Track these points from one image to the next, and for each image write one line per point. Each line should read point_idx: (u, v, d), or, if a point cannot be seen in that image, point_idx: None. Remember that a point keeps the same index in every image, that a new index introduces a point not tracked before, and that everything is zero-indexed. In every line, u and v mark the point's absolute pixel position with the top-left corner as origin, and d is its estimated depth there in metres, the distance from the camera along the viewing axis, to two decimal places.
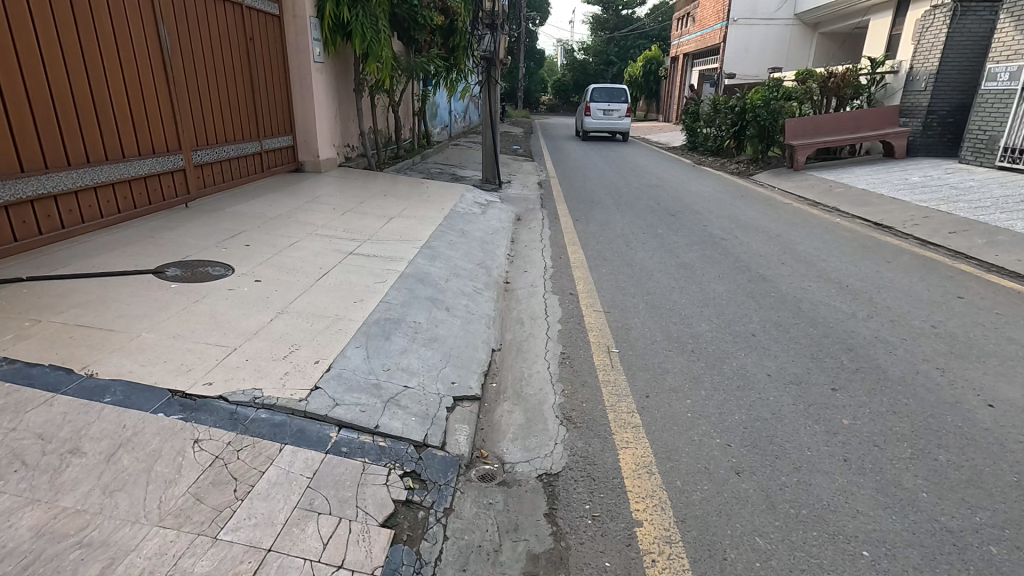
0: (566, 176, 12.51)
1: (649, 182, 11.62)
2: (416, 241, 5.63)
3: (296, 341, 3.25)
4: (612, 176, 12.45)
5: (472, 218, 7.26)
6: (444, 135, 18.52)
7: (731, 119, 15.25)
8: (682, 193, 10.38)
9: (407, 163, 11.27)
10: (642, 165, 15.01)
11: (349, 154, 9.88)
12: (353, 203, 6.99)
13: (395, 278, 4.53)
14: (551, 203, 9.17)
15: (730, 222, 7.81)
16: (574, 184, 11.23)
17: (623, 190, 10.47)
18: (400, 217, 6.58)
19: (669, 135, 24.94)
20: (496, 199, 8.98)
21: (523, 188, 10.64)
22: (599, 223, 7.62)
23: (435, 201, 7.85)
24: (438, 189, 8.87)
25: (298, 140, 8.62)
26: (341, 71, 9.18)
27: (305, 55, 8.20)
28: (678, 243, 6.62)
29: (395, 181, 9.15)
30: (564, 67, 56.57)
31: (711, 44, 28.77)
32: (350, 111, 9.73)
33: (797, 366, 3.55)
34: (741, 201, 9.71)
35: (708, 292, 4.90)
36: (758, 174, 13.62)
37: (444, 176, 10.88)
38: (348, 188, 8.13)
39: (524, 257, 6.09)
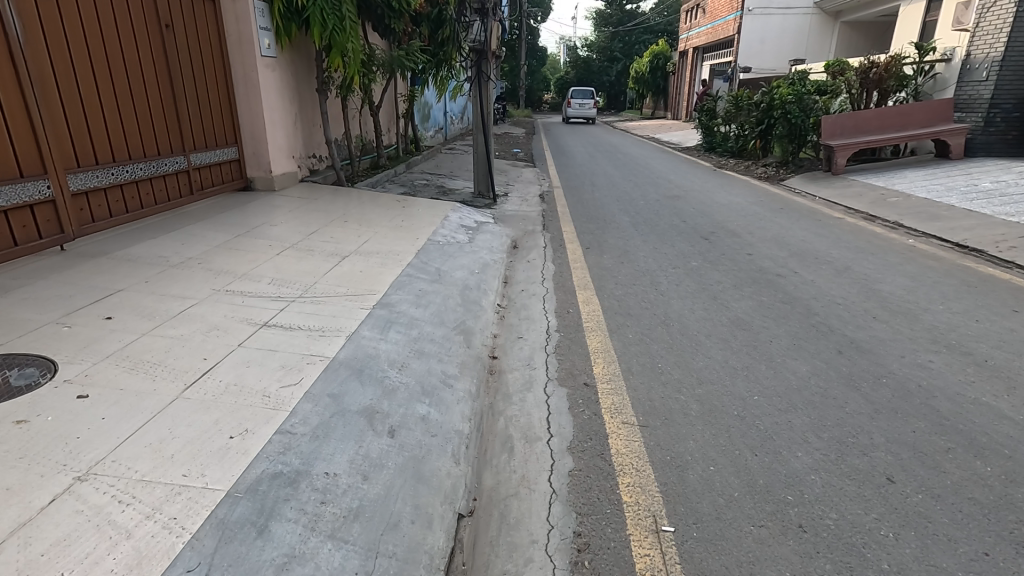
0: (573, 184, 10.93)
1: (670, 192, 10.02)
2: (369, 296, 4.07)
3: (68, 564, 1.73)
4: (624, 184, 10.86)
5: (455, 251, 5.72)
6: (437, 139, 16.98)
7: (756, 116, 13.62)
8: (711, 206, 8.77)
9: (387, 175, 9.72)
10: (657, 169, 13.39)
11: (315, 165, 8.35)
12: (301, 233, 5.45)
13: (319, 373, 2.97)
14: (556, 222, 7.62)
15: (781, 248, 6.23)
16: (581, 195, 9.65)
17: (640, 203, 8.89)
18: (357, 253, 5.03)
19: (681, 135, 23.30)
20: (488, 220, 7.44)
21: (523, 202, 9.07)
22: (615, 252, 6.07)
23: (410, 226, 6.30)
24: (417, 207, 7.36)
25: (246, 152, 7.06)
26: (299, 66, 7.62)
27: (249, 46, 6.64)
28: (721, 282, 5.07)
29: (367, 198, 7.61)
30: (567, 64, 54.81)
31: (723, 36, 27.06)
32: (314, 114, 8.19)
33: (998, 565, 1.99)
34: (783, 215, 8.11)
35: (786, 375, 3.37)
36: (790, 179, 12.01)
37: (430, 189, 9.33)
38: (305, 209, 6.61)
39: (518, 309, 4.56)
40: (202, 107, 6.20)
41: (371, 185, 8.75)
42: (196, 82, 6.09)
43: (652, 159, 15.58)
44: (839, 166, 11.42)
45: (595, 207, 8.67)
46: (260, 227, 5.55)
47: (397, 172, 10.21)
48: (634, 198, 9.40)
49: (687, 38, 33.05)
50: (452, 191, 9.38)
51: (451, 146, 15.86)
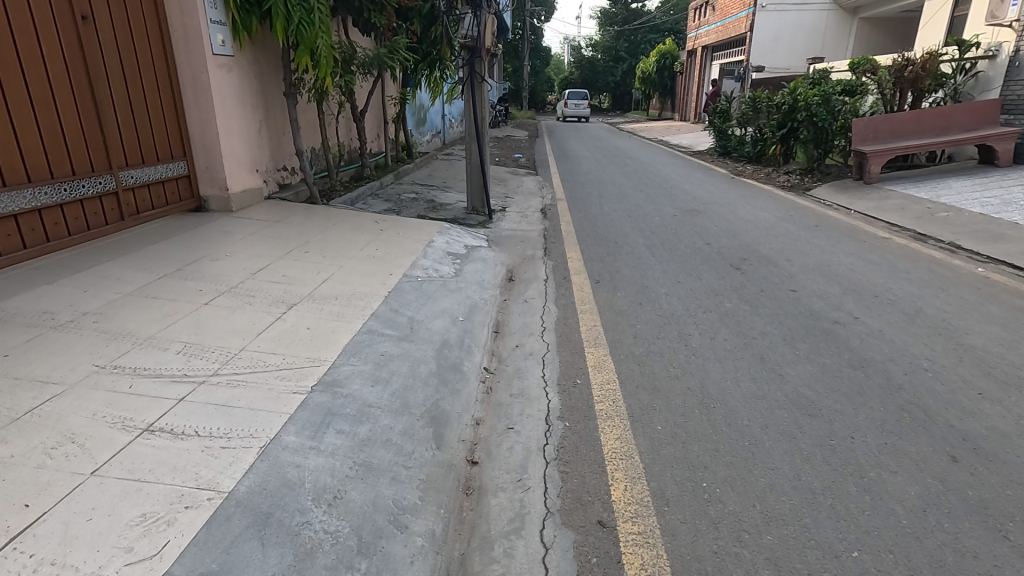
0: (578, 195, 9.90)
1: (688, 206, 8.96)
2: (311, 371, 3.07)
3: None
4: (635, 195, 9.84)
5: (438, 288, 4.71)
6: (433, 144, 16.01)
7: (777, 119, 12.56)
8: (736, 223, 7.73)
9: (371, 187, 8.72)
10: (670, 177, 12.35)
11: (286, 179, 7.35)
12: (247, 270, 4.44)
13: (197, 530, 1.96)
14: (560, 244, 6.59)
15: (829, 281, 5.20)
16: (587, 210, 8.62)
17: (655, 220, 7.88)
18: (310, 300, 4.02)
19: (691, 138, 22.23)
20: (481, 243, 6.43)
21: (522, 218, 8.04)
22: (632, 287, 5.04)
23: (386, 254, 5.29)
24: (399, 228, 6.36)
25: (198, 167, 6.06)
26: (262, 66, 6.62)
27: (196, 43, 5.64)
28: (768, 334, 4.04)
29: (343, 218, 6.61)
30: (571, 65, 53.75)
31: (734, 34, 25.97)
32: (283, 121, 7.18)
33: None
34: (820, 235, 7.08)
35: (888, 504, 2.35)
36: (816, 188, 10.95)
37: (418, 204, 8.32)
38: (266, 229, 5.63)
39: (511, 376, 3.54)
40: (135, 116, 5.21)
41: (351, 202, 7.74)
42: (128, 86, 5.12)
43: (663, 165, 14.53)
44: (873, 175, 10.33)
45: (604, 225, 7.63)
46: (199, 261, 4.55)
47: (383, 184, 9.21)
48: (650, 213, 8.37)
49: (696, 37, 31.94)
50: (445, 206, 8.37)
51: (449, 152, 14.88)
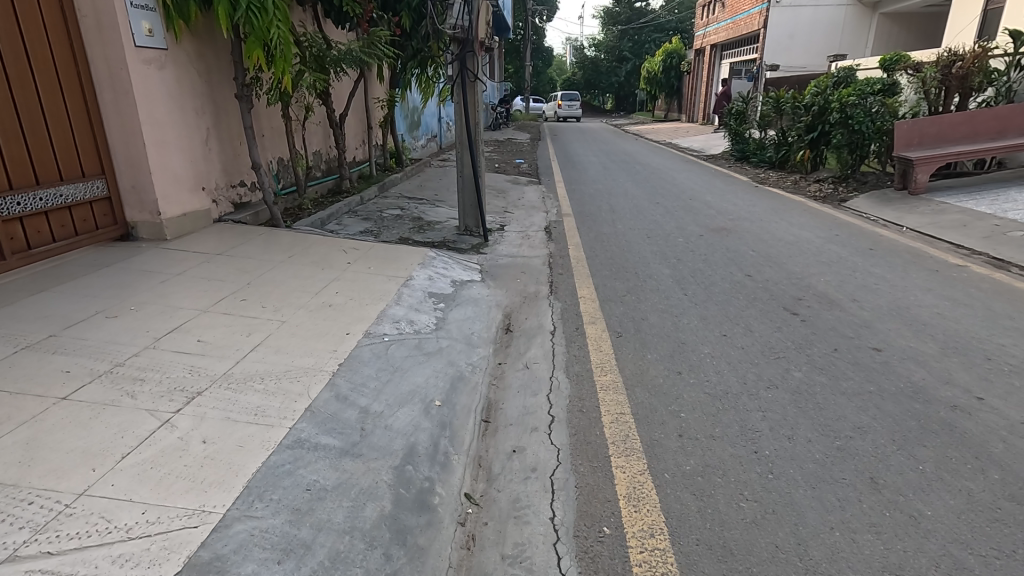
0: (587, 209, 8.72)
1: (715, 222, 7.78)
2: (177, 544, 1.89)
3: None
4: (652, 209, 8.66)
5: (411, 355, 3.53)
6: (429, 150, 14.86)
7: (806, 121, 11.34)
8: (776, 246, 6.55)
9: (349, 203, 7.53)
10: (688, 185, 11.17)
11: (242, 197, 6.20)
12: (147, 335, 3.27)
13: None
14: (570, 277, 5.42)
15: (920, 335, 4.02)
16: (599, 229, 7.44)
17: (680, 242, 6.71)
18: (222, 387, 2.84)
19: (703, 141, 21.03)
20: (472, 279, 5.24)
21: (524, 240, 6.87)
22: (665, 346, 3.87)
23: (346, 300, 4.10)
24: (370, 258, 5.18)
25: (122, 188, 4.91)
26: (205, 62, 5.47)
27: (111, 33, 4.50)
28: (868, 431, 2.87)
29: (303, 244, 5.45)
30: (574, 65, 52.52)
31: (747, 32, 24.72)
32: (237, 128, 6.02)
33: None
34: (882, 262, 5.88)
35: None
36: (854, 199, 9.77)
37: (402, 223, 7.13)
38: (199, 266, 4.47)
39: (505, 516, 2.38)
40: (23, 126, 4.08)
41: (321, 222, 6.56)
42: (9, 87, 3.98)
43: (678, 172, 13.32)
44: (920, 185, 9.13)
45: (621, 249, 6.46)
46: (87, 321, 3.38)
47: (363, 199, 8.02)
48: (672, 233, 7.19)
49: (705, 35, 30.67)
50: (434, 225, 7.19)
51: (444, 158, 13.76)
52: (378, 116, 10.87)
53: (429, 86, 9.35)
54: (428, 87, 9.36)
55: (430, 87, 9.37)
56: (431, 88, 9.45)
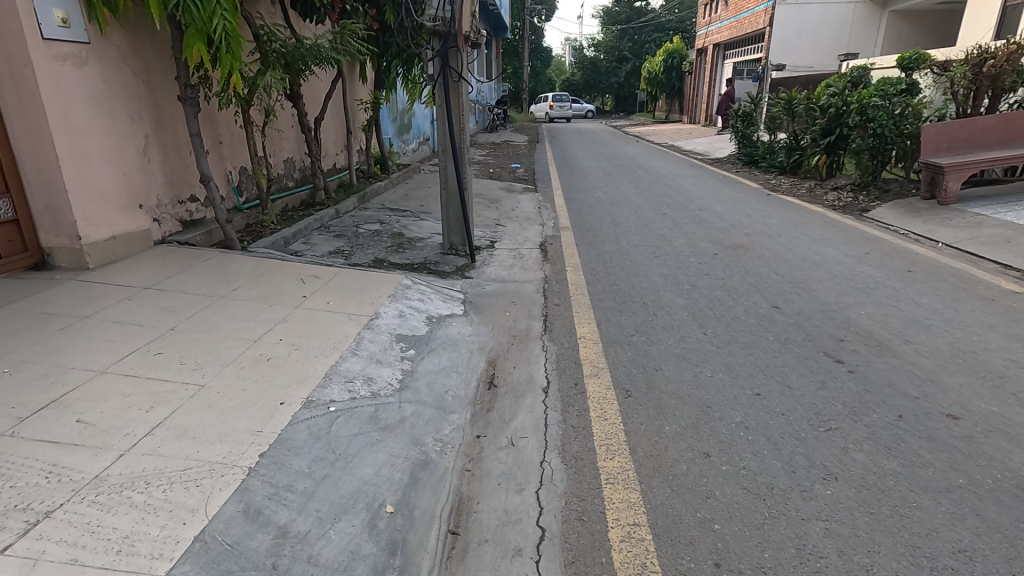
0: (587, 222, 7.94)
1: (729, 238, 7.02)
2: None
3: None
4: (659, 222, 7.88)
5: (361, 432, 2.75)
6: (419, 154, 14.09)
7: (821, 123, 10.55)
8: (802, 267, 5.77)
9: (320, 218, 6.73)
10: (695, 193, 10.40)
11: (194, 214, 5.42)
12: (10, 413, 2.51)
13: None
14: (567, 309, 4.65)
15: (1002, 394, 3.25)
16: (601, 246, 6.67)
17: (692, 263, 5.93)
18: (80, 503, 2.05)
19: (707, 143, 20.23)
20: (453, 314, 4.45)
21: (516, 259, 6.10)
22: (686, 411, 3.11)
23: (291, 352, 3.32)
24: (332, 288, 4.40)
25: (34, 208, 4.18)
26: (141, 59, 4.71)
27: (11, 23, 3.76)
28: (976, 560, 2.09)
29: (255, 268, 4.65)
30: (573, 65, 51.75)
31: (752, 30, 23.89)
32: (185, 135, 5.24)
33: None
34: (928, 289, 5.10)
35: None
36: (876, 208, 9.00)
37: (379, 241, 6.33)
38: (117, 304, 3.69)
39: None
40: None
41: (284, 242, 5.76)
42: None
43: (683, 178, 12.54)
44: (950, 195, 8.36)
45: (626, 271, 5.70)
46: None
47: (338, 211, 7.23)
48: (682, 251, 6.43)
49: (707, 34, 29.92)
50: (415, 242, 6.40)
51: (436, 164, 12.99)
52: (362, 120, 10.14)
53: (414, 84, 8.66)
54: (414, 85, 8.66)
55: (416, 85, 8.68)
56: (418, 85, 8.75)
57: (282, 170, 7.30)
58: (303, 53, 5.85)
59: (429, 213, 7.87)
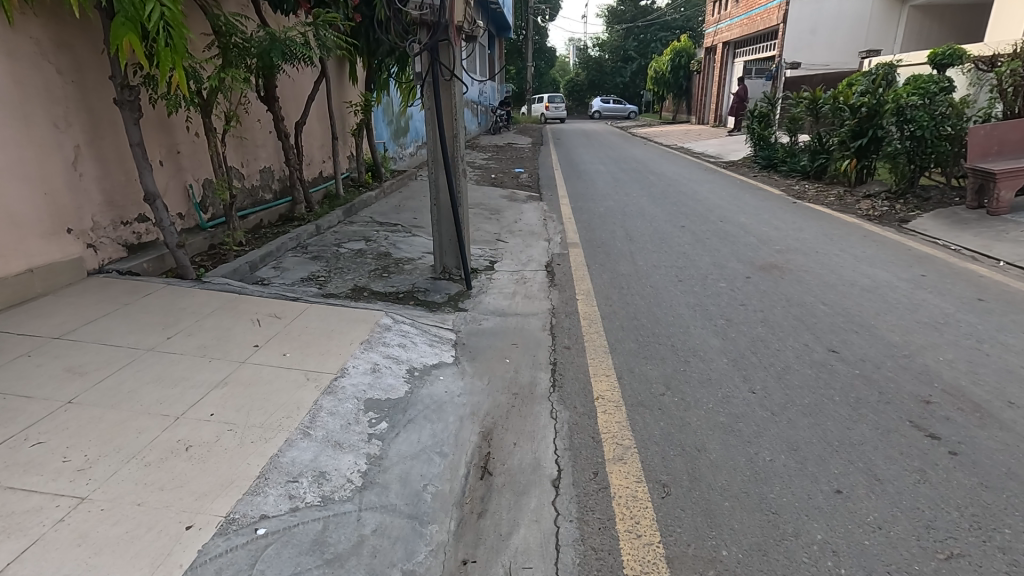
0: (598, 237, 7.12)
1: (760, 256, 6.20)
2: None
3: None
4: (679, 236, 7.06)
5: (297, 572, 1.95)
6: (417, 160, 13.30)
7: (853, 124, 9.67)
8: (852, 295, 4.96)
9: (297, 236, 5.94)
10: (714, 201, 9.55)
11: (141, 237, 4.64)
12: None
13: None
14: (580, 355, 3.84)
15: None
16: (616, 267, 5.86)
17: (723, 289, 5.13)
18: None
19: (719, 145, 19.42)
20: (440, 364, 3.65)
21: (519, 285, 5.29)
22: (746, 522, 2.31)
23: (220, 436, 2.53)
24: (294, 332, 3.61)
25: None
26: (68, 55, 3.95)
27: None
28: None
29: (204, 305, 3.87)
30: (577, 65, 50.93)
31: (764, 28, 23.07)
32: (127, 144, 4.45)
33: None
34: (1011, 325, 4.26)
35: None
36: (917, 218, 8.15)
37: (361, 264, 5.53)
38: (10, 363, 2.91)
39: None
40: None
41: (250, 267, 4.97)
42: None
43: (698, 183, 11.69)
44: (1003, 204, 7.50)
45: (647, 300, 4.89)
46: None
47: (319, 227, 6.45)
48: (709, 273, 5.62)
49: (717, 32, 29.08)
50: (403, 265, 5.60)
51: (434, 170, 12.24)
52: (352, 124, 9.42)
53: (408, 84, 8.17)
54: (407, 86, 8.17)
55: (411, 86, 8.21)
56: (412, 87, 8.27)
57: (256, 180, 6.55)
58: (268, 47, 4.81)
59: (421, 228, 7.07)
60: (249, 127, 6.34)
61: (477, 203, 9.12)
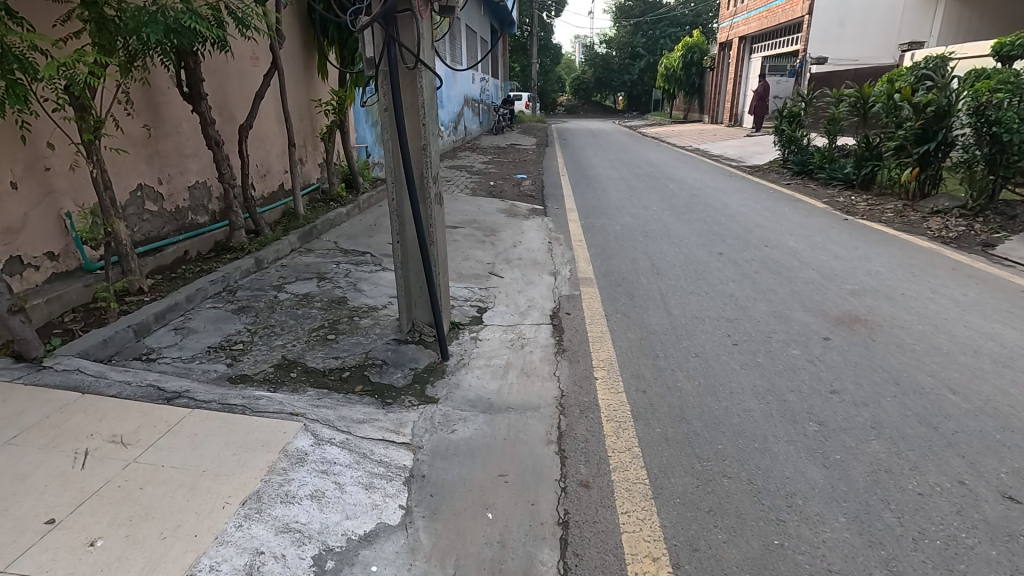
0: (616, 270, 5.69)
1: (831, 302, 4.76)
2: None
3: None
4: (719, 270, 5.62)
5: None
6: None
7: (919, 126, 8.12)
8: (987, 373, 3.50)
9: (224, 276, 4.51)
10: (753, 218, 8.07)
11: None
12: None
13: None
14: (607, 504, 2.43)
15: None
16: (645, 319, 4.44)
17: (796, 361, 3.70)
18: None
19: (739, 147, 17.97)
20: (380, 529, 2.22)
21: (515, 351, 3.87)
22: None
23: None
24: (132, 483, 2.18)
25: None
26: None
27: None
28: None
29: (10, 424, 2.46)
30: (584, 62, 49.33)
31: (786, 20, 21.60)
32: None
33: None
34: None
35: None
36: (1008, 240, 6.67)
37: (301, 320, 4.09)
38: None
39: None
40: None
41: (136, 332, 3.54)
42: None
43: (727, 193, 10.22)
44: None
45: (695, 381, 3.46)
46: None
47: (260, 261, 5.04)
48: (771, 330, 4.19)
49: (732, 25, 27.52)
50: (358, 320, 4.17)
51: None
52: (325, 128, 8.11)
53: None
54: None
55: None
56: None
57: (181, 200, 5.17)
58: (144, 20, 3.28)
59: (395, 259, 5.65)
60: (168, 133, 4.96)
61: (470, 221, 7.70)
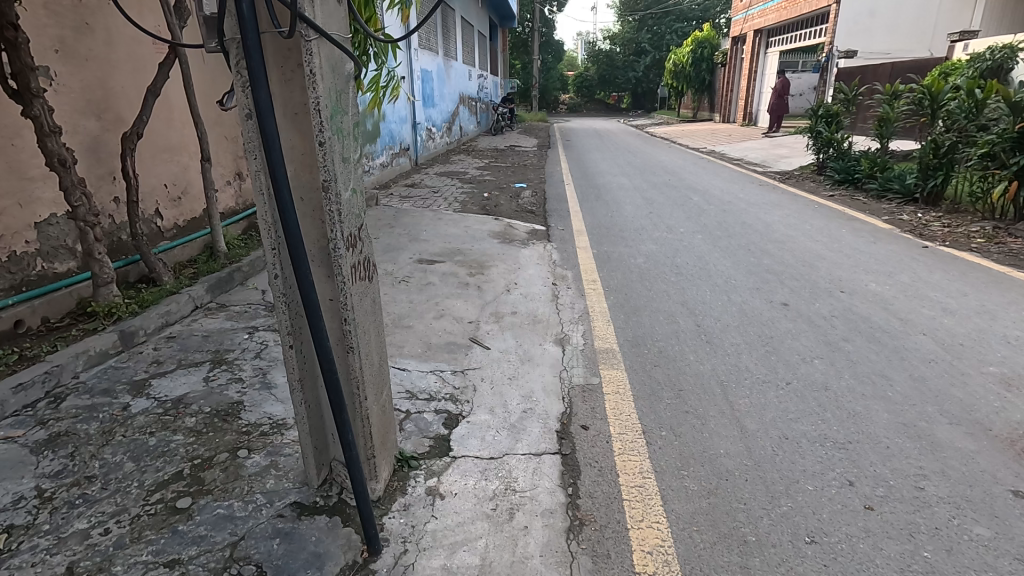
0: (648, 336, 4.08)
1: (981, 400, 3.16)
2: None
3: None
4: (791, 336, 4.02)
5: None
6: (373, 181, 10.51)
7: (1017, 130, 6.44)
8: None
9: (48, 373, 2.93)
10: (807, 246, 6.44)
11: None
12: None
13: None
14: None
15: None
16: (705, 442, 2.83)
17: (992, 556, 2.11)
18: None
19: (761, 150, 16.37)
20: None
21: (497, 530, 2.26)
22: None
23: None
24: None
25: None
26: None
27: None
28: None
29: None
30: (587, 58, 47.54)
31: (807, 11, 19.95)
32: None
33: None
34: None
35: None
36: None
37: (146, 459, 2.49)
38: None
39: None
40: None
41: None
42: None
43: (763, 208, 8.59)
44: None
45: None
46: None
47: (130, 333, 3.44)
48: (917, 472, 2.58)
49: (746, 18, 25.80)
50: (244, 456, 2.56)
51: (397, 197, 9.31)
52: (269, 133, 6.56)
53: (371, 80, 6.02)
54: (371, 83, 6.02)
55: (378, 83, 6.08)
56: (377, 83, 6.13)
57: (21, 244, 3.56)
58: None
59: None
60: None
61: (452, 251, 6.09)
